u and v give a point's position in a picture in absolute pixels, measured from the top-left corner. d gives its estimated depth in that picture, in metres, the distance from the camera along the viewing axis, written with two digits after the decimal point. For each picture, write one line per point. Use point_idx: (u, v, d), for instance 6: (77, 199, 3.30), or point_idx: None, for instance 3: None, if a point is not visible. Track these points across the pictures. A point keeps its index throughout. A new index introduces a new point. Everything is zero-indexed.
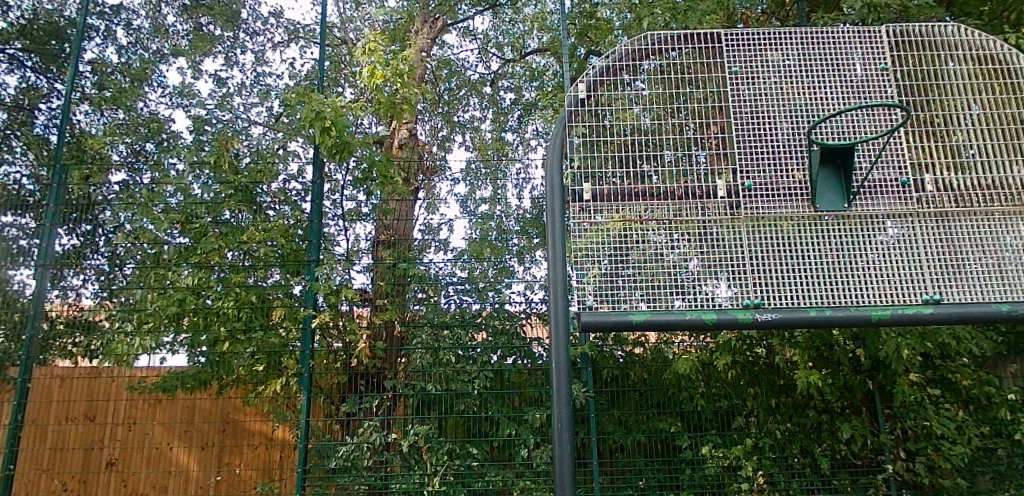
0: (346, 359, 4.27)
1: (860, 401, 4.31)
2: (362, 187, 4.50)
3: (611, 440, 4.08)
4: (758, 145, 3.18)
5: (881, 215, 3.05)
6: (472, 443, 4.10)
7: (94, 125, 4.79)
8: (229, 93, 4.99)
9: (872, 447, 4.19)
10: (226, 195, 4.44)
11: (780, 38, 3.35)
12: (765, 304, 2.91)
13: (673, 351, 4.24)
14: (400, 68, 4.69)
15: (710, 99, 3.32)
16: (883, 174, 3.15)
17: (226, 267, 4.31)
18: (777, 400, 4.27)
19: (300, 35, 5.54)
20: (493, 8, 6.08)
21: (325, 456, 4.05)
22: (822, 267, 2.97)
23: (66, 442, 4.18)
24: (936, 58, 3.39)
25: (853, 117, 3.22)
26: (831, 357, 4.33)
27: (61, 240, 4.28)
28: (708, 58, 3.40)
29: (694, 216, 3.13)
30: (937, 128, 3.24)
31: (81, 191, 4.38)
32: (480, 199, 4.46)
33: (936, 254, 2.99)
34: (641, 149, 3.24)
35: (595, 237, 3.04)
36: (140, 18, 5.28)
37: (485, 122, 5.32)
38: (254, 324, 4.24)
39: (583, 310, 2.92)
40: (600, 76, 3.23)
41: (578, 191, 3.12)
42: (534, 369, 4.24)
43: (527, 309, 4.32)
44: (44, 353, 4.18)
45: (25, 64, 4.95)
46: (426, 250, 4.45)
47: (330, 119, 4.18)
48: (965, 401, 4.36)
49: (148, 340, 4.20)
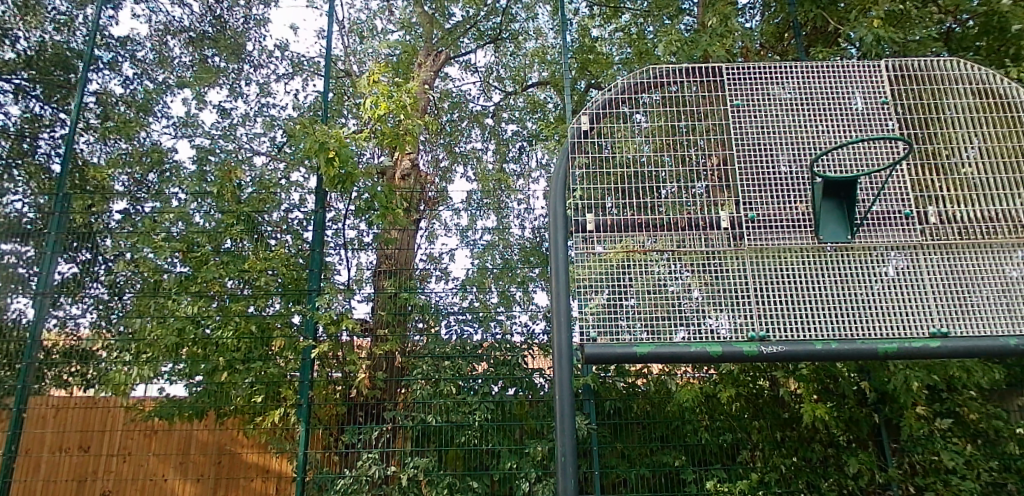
0: (345, 390, 4.24)
1: (865, 435, 4.26)
2: (363, 217, 4.52)
3: (614, 474, 4.02)
4: (761, 177, 3.18)
5: (885, 248, 3.04)
6: (473, 476, 4.04)
7: (97, 154, 4.82)
8: (233, 124, 5.02)
9: (880, 482, 4.13)
10: (228, 224, 4.43)
11: (781, 72, 3.36)
12: (771, 336, 2.89)
13: (676, 382, 4.22)
14: (404, 100, 4.76)
15: (713, 131, 3.40)
16: (887, 206, 3.13)
17: (226, 296, 4.31)
18: (782, 434, 4.23)
19: (305, 68, 5.60)
20: (495, 42, 6.18)
21: (323, 489, 4.00)
22: (826, 301, 2.96)
23: (59, 473, 4.11)
24: (937, 91, 3.40)
25: (854, 150, 3.23)
26: (836, 389, 4.27)
27: (61, 269, 4.30)
28: (709, 91, 3.43)
29: (698, 247, 3.13)
30: (942, 161, 3.26)
31: (83, 219, 4.40)
32: (483, 229, 4.44)
33: (942, 287, 2.97)
34: (641, 182, 3.30)
35: (597, 268, 3.03)
36: (145, 49, 5.33)
37: (487, 152, 5.33)
38: (253, 355, 4.20)
39: (586, 342, 2.89)
40: (601, 109, 3.19)
41: (581, 222, 3.09)
42: (535, 402, 4.18)
43: (528, 340, 4.30)
44: (38, 383, 4.14)
45: (31, 94, 4.97)
46: (427, 280, 4.40)
47: (334, 149, 4.25)
48: (973, 435, 4.27)
49: (146, 370, 4.15)
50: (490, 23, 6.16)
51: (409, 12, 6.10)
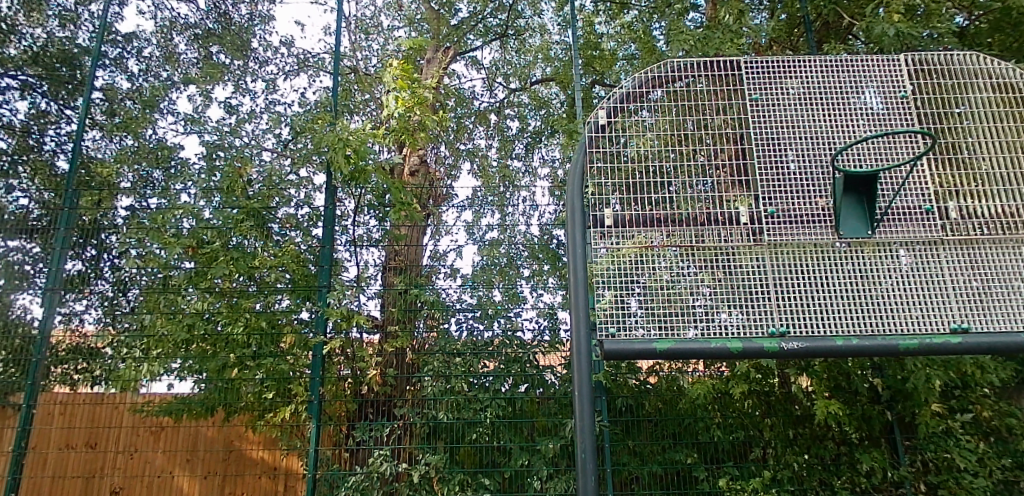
0: (356, 387, 4.19)
1: (877, 433, 4.23)
2: (374, 212, 4.49)
3: (626, 471, 4.00)
4: (778, 173, 3.16)
5: (903, 243, 3.03)
6: (485, 473, 4.03)
7: (103, 151, 4.79)
8: (240, 120, 4.97)
9: (894, 480, 4.10)
10: (238, 219, 4.39)
11: (798, 67, 3.34)
12: (791, 332, 2.88)
13: (687, 380, 4.18)
14: (422, 97, 4.78)
15: (731, 126, 3.31)
16: (906, 201, 3.11)
17: (235, 293, 4.27)
18: (795, 431, 4.20)
19: (309, 65, 5.59)
20: (502, 39, 6.18)
21: (334, 486, 3.97)
22: (845, 296, 2.95)
23: (65, 469, 4.06)
24: (956, 86, 3.37)
25: (874, 144, 3.21)
26: (848, 387, 4.27)
27: (68, 265, 4.27)
28: (728, 85, 3.39)
29: (715, 241, 3.09)
30: (960, 155, 3.24)
31: (89, 215, 4.37)
32: (488, 226, 4.39)
33: (961, 283, 2.96)
34: (651, 177, 3.23)
35: (611, 264, 3.01)
36: (151, 46, 5.32)
37: (491, 149, 5.29)
38: (264, 351, 4.17)
39: (606, 337, 2.90)
40: (620, 103, 3.27)
41: (599, 217, 3.11)
42: (546, 398, 4.17)
43: (538, 337, 4.27)
44: (44, 379, 4.11)
45: (37, 90, 4.94)
46: (435, 276, 4.39)
47: (353, 146, 4.28)
48: (986, 433, 4.27)
49: (155, 366, 4.15)
50: (496, 19, 6.16)
51: (414, 8, 6.09)
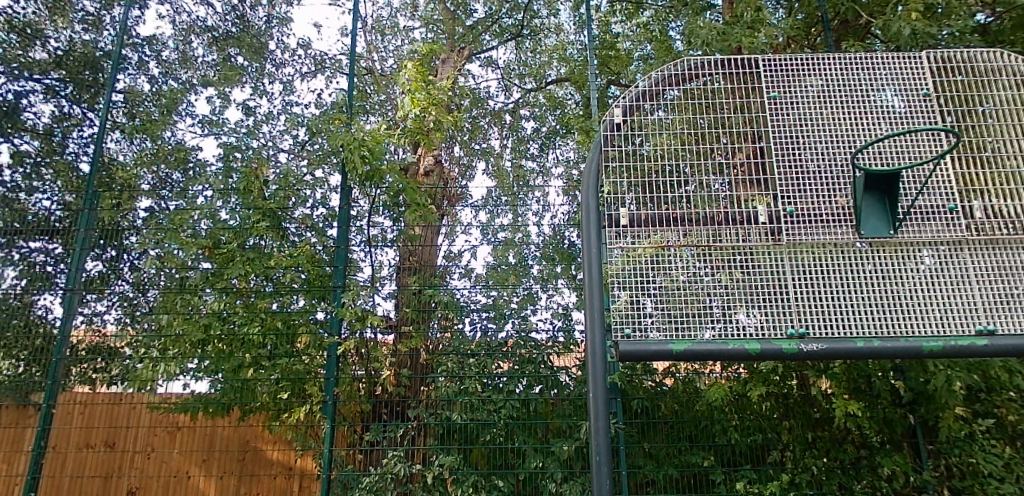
0: (370, 387, 4.21)
1: (899, 436, 4.16)
2: (390, 213, 4.48)
3: (642, 474, 3.96)
4: (797, 172, 3.11)
5: (926, 243, 2.96)
6: (499, 474, 4.00)
7: (124, 153, 4.84)
8: (257, 122, 5.00)
9: (915, 485, 4.03)
10: (254, 221, 4.41)
11: (817, 65, 3.30)
12: (810, 333, 2.83)
13: (704, 382, 4.13)
14: (436, 97, 4.79)
15: (750, 124, 3.24)
16: (930, 200, 3.04)
17: (250, 293, 4.28)
18: (814, 435, 4.14)
19: (326, 66, 5.61)
20: (517, 39, 6.16)
21: (348, 487, 3.98)
22: (867, 298, 2.89)
23: (84, 469, 4.13)
24: (978, 83, 3.30)
25: (895, 141, 3.15)
26: (870, 390, 4.17)
27: (88, 265, 4.30)
28: (747, 83, 3.31)
29: (733, 241, 3.05)
30: (986, 154, 3.17)
31: (108, 217, 4.41)
32: (500, 226, 4.35)
33: (987, 284, 2.89)
34: (667, 176, 3.17)
35: (627, 264, 2.98)
36: (169, 49, 5.37)
37: (506, 150, 5.33)
38: (279, 351, 4.19)
39: (620, 338, 2.84)
40: (635, 101, 3.24)
41: (614, 216, 3.09)
42: (560, 400, 4.14)
43: (553, 337, 4.23)
44: (66, 379, 4.15)
45: (61, 94, 4.99)
46: (449, 276, 4.36)
47: (369, 146, 4.31)
48: (1012, 437, 4.15)
49: (172, 366, 4.18)
50: (512, 18, 6.14)
51: (430, 9, 6.08)
